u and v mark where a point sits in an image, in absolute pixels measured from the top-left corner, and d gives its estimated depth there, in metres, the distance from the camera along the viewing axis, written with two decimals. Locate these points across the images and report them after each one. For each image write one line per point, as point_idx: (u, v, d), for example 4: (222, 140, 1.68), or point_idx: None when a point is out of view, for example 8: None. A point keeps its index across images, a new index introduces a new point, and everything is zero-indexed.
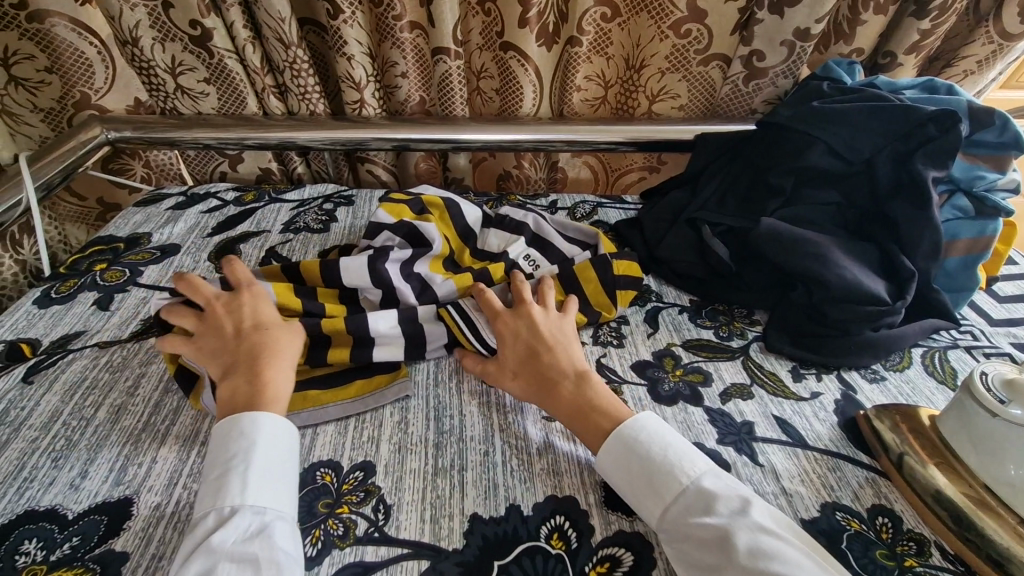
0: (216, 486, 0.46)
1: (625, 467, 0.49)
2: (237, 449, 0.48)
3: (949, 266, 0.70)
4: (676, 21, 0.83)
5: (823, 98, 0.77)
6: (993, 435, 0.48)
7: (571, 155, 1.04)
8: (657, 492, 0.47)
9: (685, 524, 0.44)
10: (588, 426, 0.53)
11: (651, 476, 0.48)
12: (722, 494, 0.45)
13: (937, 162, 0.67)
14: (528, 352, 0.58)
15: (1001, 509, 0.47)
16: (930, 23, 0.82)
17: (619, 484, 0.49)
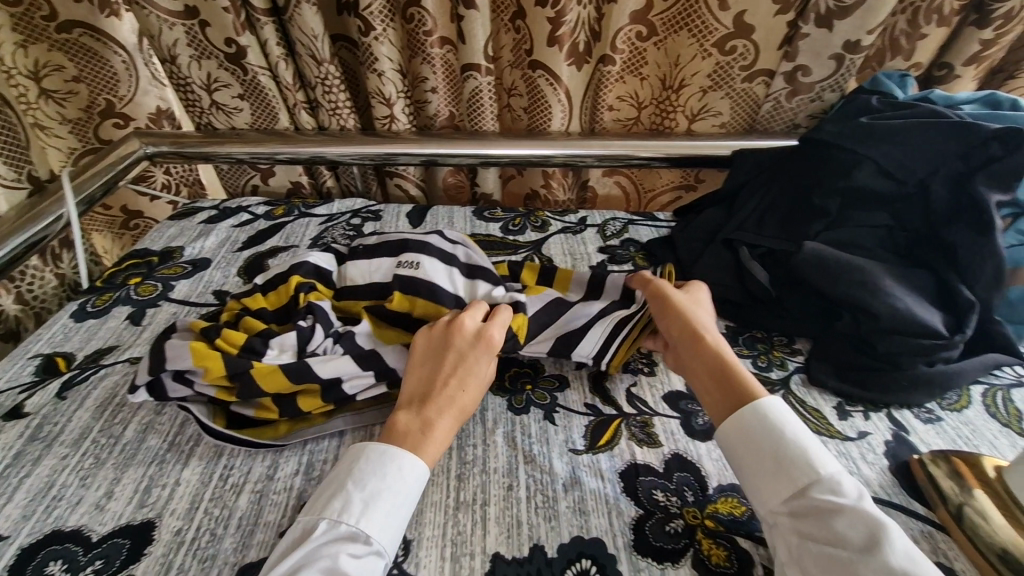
0: (350, 505, 0.45)
1: (756, 445, 0.47)
2: (392, 476, 0.47)
3: (1012, 296, 0.65)
4: (719, 36, 0.80)
5: (873, 114, 0.73)
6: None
7: (602, 174, 1.02)
8: (794, 469, 0.45)
9: (818, 507, 0.42)
10: (722, 390, 0.52)
11: (790, 456, 0.45)
12: (862, 491, 0.42)
13: (1001, 185, 0.62)
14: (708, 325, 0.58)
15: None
16: (992, 33, 0.77)
17: (745, 454, 0.48)
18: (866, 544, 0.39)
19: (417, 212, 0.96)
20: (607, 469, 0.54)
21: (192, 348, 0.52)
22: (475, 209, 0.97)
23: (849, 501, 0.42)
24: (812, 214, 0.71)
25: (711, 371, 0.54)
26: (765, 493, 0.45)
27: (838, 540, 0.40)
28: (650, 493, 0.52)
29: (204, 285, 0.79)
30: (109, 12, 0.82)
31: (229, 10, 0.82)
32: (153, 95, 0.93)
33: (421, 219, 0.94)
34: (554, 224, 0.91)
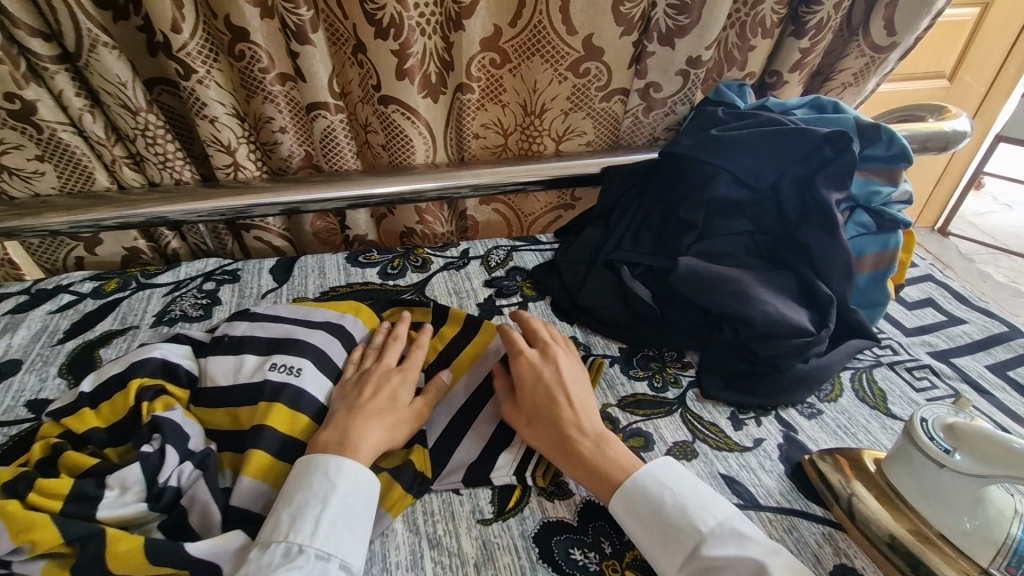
0: (289, 519, 0.46)
1: (644, 516, 0.47)
2: (325, 487, 0.47)
3: (861, 283, 0.71)
4: (572, 59, 0.80)
5: (721, 125, 0.76)
6: (955, 488, 0.45)
7: (477, 203, 0.99)
8: (681, 534, 0.45)
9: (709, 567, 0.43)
10: (596, 475, 0.51)
11: (675, 519, 0.46)
12: (751, 542, 0.44)
13: (837, 185, 0.67)
14: (547, 409, 0.55)
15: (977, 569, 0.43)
16: (808, 41, 0.83)
17: (639, 531, 0.47)
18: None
19: (281, 265, 0.86)
20: (519, 534, 0.50)
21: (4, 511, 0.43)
22: (349, 255, 0.89)
23: (736, 549, 0.43)
24: (682, 227, 0.72)
25: (574, 465, 0.52)
26: (663, 565, 0.45)
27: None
28: (568, 553, 0.49)
29: (13, 396, 0.64)
30: None
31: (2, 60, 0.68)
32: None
33: (287, 273, 0.84)
34: (435, 261, 0.87)
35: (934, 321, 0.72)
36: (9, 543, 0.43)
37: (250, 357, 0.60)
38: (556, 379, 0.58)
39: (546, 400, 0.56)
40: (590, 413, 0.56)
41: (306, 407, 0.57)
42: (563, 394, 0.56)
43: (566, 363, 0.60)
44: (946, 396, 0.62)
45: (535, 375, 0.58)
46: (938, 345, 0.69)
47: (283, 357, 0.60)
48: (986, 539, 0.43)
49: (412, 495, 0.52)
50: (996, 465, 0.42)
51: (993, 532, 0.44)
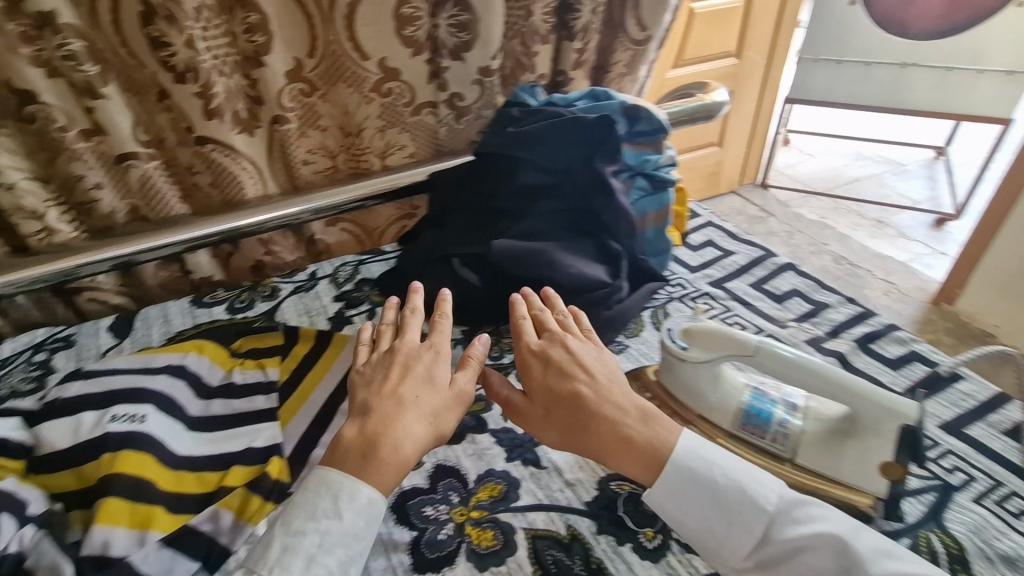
0: (282, 546, 0.47)
1: (692, 508, 0.51)
2: (326, 520, 0.48)
3: (648, 236, 0.84)
4: (372, 82, 0.86)
5: (516, 123, 0.88)
6: (698, 377, 0.60)
7: (325, 224, 1.03)
8: (749, 520, 0.49)
9: (788, 542, 0.48)
10: (622, 451, 0.53)
11: (713, 484, 0.51)
12: (769, 478, 0.51)
13: (609, 158, 0.80)
14: (576, 394, 0.56)
15: (725, 432, 0.59)
16: (580, 43, 0.97)
17: (678, 515, 0.51)
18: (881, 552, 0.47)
19: (121, 321, 0.84)
20: None
21: None
22: (193, 298, 0.89)
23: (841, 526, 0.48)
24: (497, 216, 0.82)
25: (608, 442, 0.54)
26: (672, 515, 0.52)
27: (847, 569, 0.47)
28: (420, 511, 0.55)
29: None
30: None
31: None
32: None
33: (128, 327, 0.83)
34: (284, 288, 0.90)
35: (713, 257, 0.89)
36: None
37: (88, 413, 0.60)
38: (567, 356, 0.59)
39: (565, 383, 0.58)
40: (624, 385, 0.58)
41: (155, 447, 0.58)
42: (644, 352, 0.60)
43: (578, 340, 0.61)
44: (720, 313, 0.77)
45: (546, 360, 0.60)
46: (715, 275, 0.85)
47: (122, 408, 0.60)
48: (725, 408, 0.59)
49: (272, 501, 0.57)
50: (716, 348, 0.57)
51: (728, 402, 0.59)
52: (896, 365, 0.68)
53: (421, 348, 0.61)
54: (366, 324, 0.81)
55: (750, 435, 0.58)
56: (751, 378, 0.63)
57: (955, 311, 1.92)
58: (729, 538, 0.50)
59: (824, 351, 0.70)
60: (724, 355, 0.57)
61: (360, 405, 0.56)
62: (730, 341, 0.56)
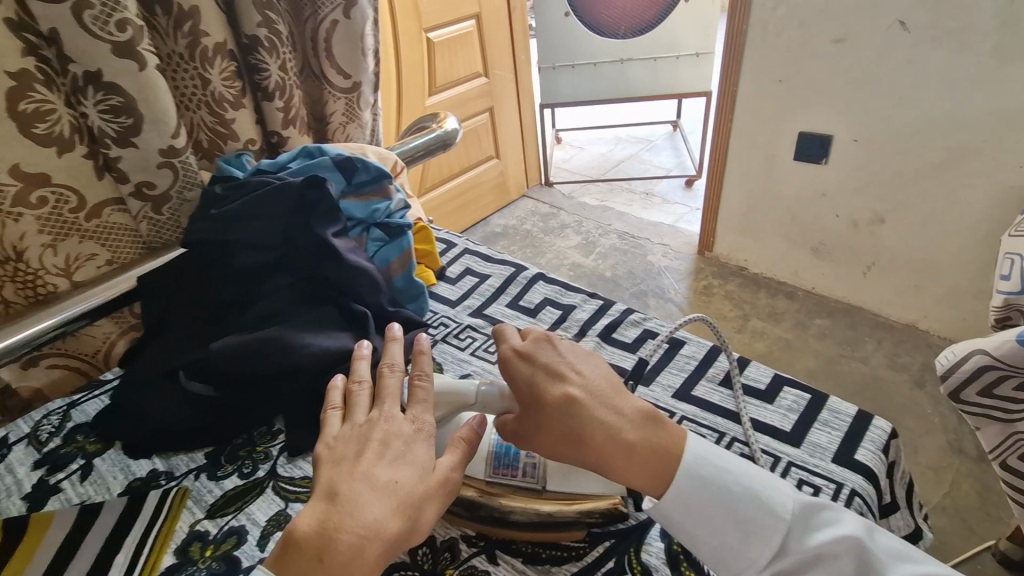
0: None
1: (713, 520, 0.50)
2: None
3: (398, 285, 0.82)
4: (13, 195, 0.71)
5: (220, 202, 0.79)
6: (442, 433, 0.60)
7: (18, 367, 0.82)
8: (765, 528, 0.49)
9: (772, 540, 0.49)
10: (626, 465, 0.51)
11: (711, 495, 0.50)
12: (744, 494, 0.50)
13: (330, 220, 0.76)
14: (570, 406, 0.53)
15: (483, 482, 0.58)
16: (281, 100, 0.90)
17: (693, 534, 0.51)
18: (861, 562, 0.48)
19: None
20: None
21: None
22: None
23: (826, 530, 0.49)
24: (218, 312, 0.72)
25: (607, 461, 0.52)
26: (734, 557, 0.50)
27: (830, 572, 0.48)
28: None
29: None
30: None
31: None
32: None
33: None
34: None
35: (471, 285, 0.89)
36: None
37: None
38: (555, 360, 0.57)
39: (547, 405, 0.54)
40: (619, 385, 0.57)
41: None
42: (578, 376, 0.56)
43: (563, 342, 0.60)
44: (482, 344, 0.78)
45: (533, 364, 0.57)
46: (474, 304, 0.85)
47: None
48: (476, 457, 0.59)
49: None
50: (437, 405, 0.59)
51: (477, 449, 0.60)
52: (633, 348, 0.73)
53: (403, 421, 0.54)
54: (78, 487, 0.66)
55: (503, 478, 0.59)
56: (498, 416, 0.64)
57: (715, 254, 2.21)
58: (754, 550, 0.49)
59: None
60: (445, 411, 0.59)
61: (325, 489, 0.49)
62: (451, 395, 0.60)
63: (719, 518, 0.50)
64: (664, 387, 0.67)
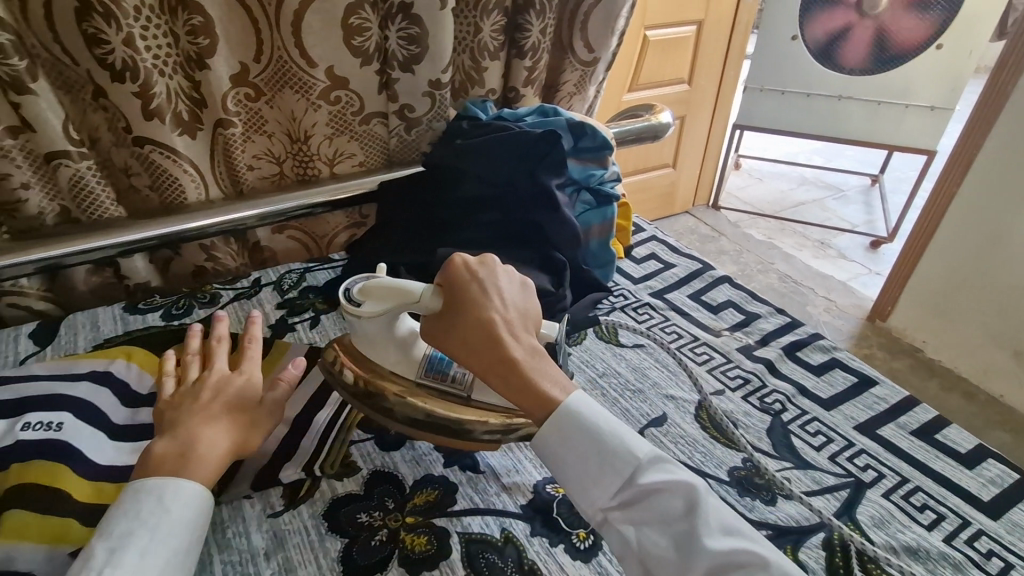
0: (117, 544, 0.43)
1: (573, 449, 0.48)
2: (173, 501, 0.46)
3: (593, 249, 0.86)
4: (320, 89, 0.86)
5: (464, 135, 0.89)
6: (378, 330, 0.61)
7: (270, 231, 1.00)
8: (615, 462, 0.47)
9: (643, 490, 0.46)
10: (523, 390, 0.51)
11: (601, 432, 0.48)
12: (620, 448, 0.48)
13: (555, 171, 0.82)
14: (489, 318, 0.54)
15: (405, 380, 0.61)
16: (530, 61, 0.99)
17: (559, 459, 0.48)
18: (690, 510, 0.45)
19: (45, 326, 0.80)
20: (308, 516, 0.55)
21: None
22: (126, 304, 0.85)
23: (664, 479, 0.46)
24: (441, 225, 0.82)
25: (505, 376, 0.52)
26: (597, 498, 0.47)
27: (663, 517, 0.45)
28: (353, 517, 0.54)
29: None
30: None
31: None
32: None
33: (51, 334, 0.79)
34: (224, 295, 0.87)
35: (654, 269, 0.91)
36: None
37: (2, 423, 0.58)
38: (491, 282, 0.57)
39: (474, 310, 0.55)
40: (528, 325, 0.57)
41: (72, 454, 0.56)
42: (504, 302, 0.56)
43: (506, 271, 0.59)
44: (659, 323, 0.80)
45: (469, 279, 0.56)
46: (657, 287, 0.87)
47: (39, 415, 0.58)
48: (410, 359, 0.61)
49: None
50: (388, 299, 0.59)
51: (413, 352, 0.61)
52: (816, 371, 0.72)
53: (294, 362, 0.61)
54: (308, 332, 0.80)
55: (433, 381, 0.60)
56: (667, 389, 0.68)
57: (889, 327, 1.99)
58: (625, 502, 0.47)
59: (754, 358, 0.73)
60: (393, 308, 0.59)
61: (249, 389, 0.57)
62: (398, 291, 0.58)
63: (594, 453, 0.48)
64: (845, 417, 0.66)
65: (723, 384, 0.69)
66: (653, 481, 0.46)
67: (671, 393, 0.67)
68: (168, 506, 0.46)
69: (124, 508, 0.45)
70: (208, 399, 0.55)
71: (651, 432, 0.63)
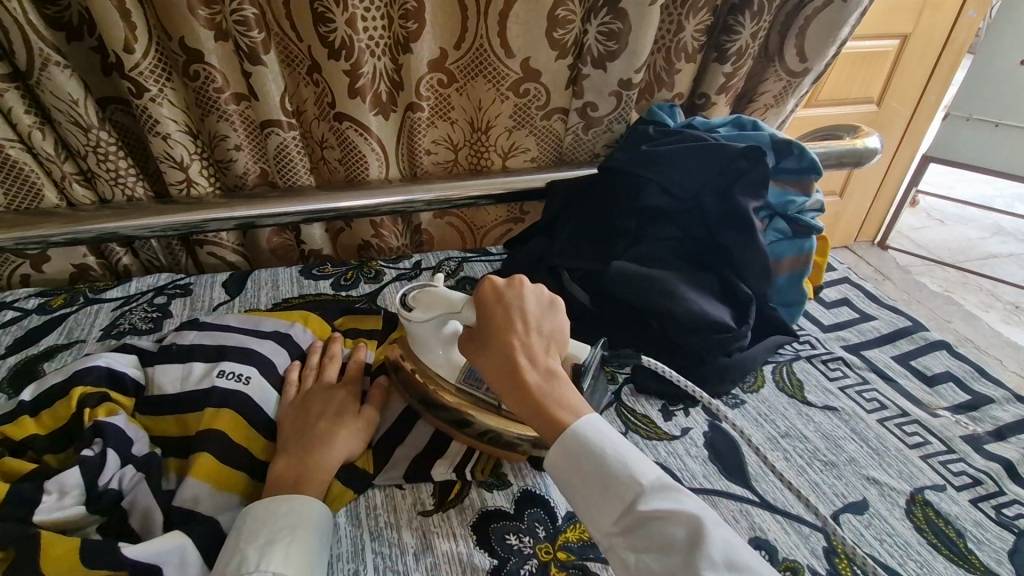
0: (249, 555, 0.44)
1: (576, 467, 0.43)
2: (297, 516, 0.47)
3: (781, 283, 0.77)
4: (510, 80, 0.85)
5: (651, 142, 0.83)
6: (424, 333, 0.58)
7: (433, 217, 1.00)
8: (618, 487, 0.42)
9: (643, 520, 0.40)
10: (547, 419, 0.46)
11: (600, 460, 0.43)
12: (624, 471, 0.42)
13: (753, 193, 0.73)
14: (506, 337, 0.49)
15: (451, 386, 0.58)
16: (731, 67, 0.90)
17: (564, 484, 0.44)
18: (694, 542, 0.38)
19: (235, 279, 0.87)
20: (458, 524, 0.53)
21: None
22: (302, 268, 0.90)
23: (670, 505, 0.40)
24: (616, 235, 0.76)
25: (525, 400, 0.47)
26: (600, 525, 0.42)
27: (665, 549, 0.39)
28: (503, 539, 0.51)
29: None
30: None
31: None
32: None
33: (240, 286, 0.86)
34: (388, 273, 0.90)
35: (848, 318, 0.79)
36: None
37: (198, 364, 0.61)
38: (517, 301, 0.52)
39: (498, 327, 0.50)
40: (554, 349, 0.51)
41: (253, 409, 0.58)
42: (525, 322, 0.51)
43: (536, 290, 0.53)
44: (855, 385, 0.68)
45: (496, 299, 0.52)
46: (851, 340, 0.75)
47: (231, 364, 0.60)
48: (451, 365, 0.58)
49: (353, 490, 0.54)
50: (435, 307, 0.57)
51: (455, 358, 0.59)
52: None
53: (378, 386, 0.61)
54: None
55: (470, 388, 0.57)
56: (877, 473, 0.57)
57: None
58: (631, 534, 0.41)
59: (986, 455, 0.60)
60: (441, 316, 0.56)
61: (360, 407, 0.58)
62: (443, 300, 0.56)
63: (590, 479, 0.43)
64: None
65: (943, 478, 0.57)
66: (655, 510, 0.40)
67: (874, 475, 0.57)
68: (294, 517, 0.47)
69: (250, 524, 0.46)
70: (326, 416, 0.56)
71: (848, 519, 0.52)
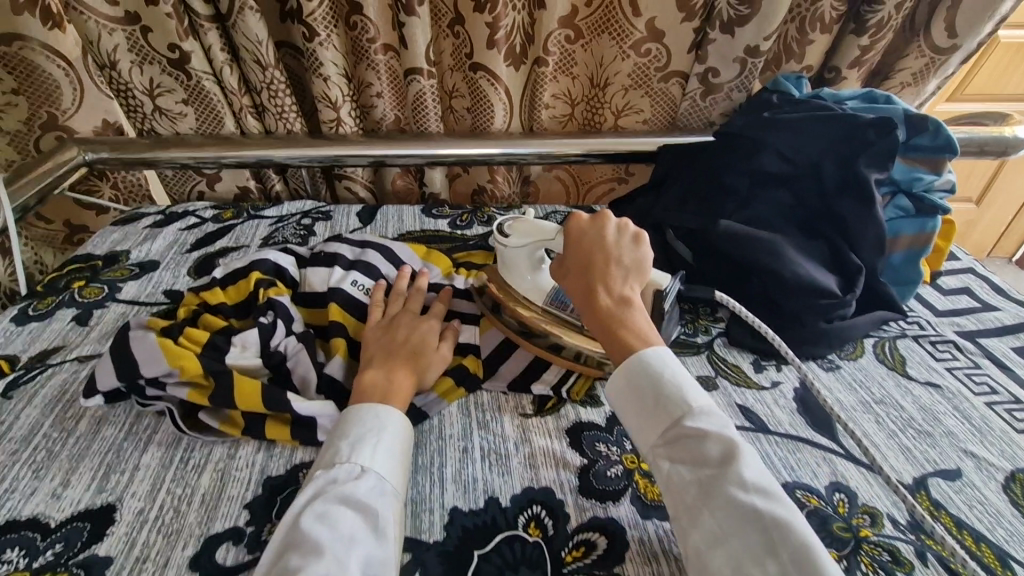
0: (346, 449, 0.48)
1: (632, 384, 0.48)
2: (389, 421, 0.51)
3: (895, 262, 0.76)
4: (635, 40, 0.88)
5: (773, 109, 0.83)
6: (518, 257, 0.65)
7: (543, 169, 1.07)
8: (669, 404, 0.46)
9: (686, 435, 0.44)
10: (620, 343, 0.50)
11: (661, 386, 0.46)
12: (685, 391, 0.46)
13: (878, 165, 0.72)
14: (587, 265, 0.54)
15: (538, 307, 0.64)
16: (868, 39, 0.87)
17: (617, 395, 0.49)
18: (728, 460, 0.42)
19: (367, 211, 0.98)
20: (553, 427, 0.59)
21: (163, 346, 0.55)
22: (424, 207, 1.00)
23: (713, 427, 0.43)
24: (723, 193, 0.77)
25: (601, 324, 0.52)
26: (647, 433, 0.46)
27: (698, 462, 0.43)
28: (592, 445, 0.57)
29: (153, 285, 0.78)
30: (55, 24, 0.81)
31: (172, 16, 0.82)
32: (98, 109, 0.91)
33: (371, 217, 0.96)
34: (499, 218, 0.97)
35: (967, 306, 0.76)
36: (167, 373, 0.55)
37: (338, 269, 0.71)
38: (598, 239, 0.55)
39: (587, 262, 0.54)
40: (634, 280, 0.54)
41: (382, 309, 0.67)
42: (602, 249, 0.54)
43: (619, 222, 0.57)
44: (965, 367, 0.66)
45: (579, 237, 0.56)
46: (967, 326, 0.73)
47: (363, 278, 0.71)
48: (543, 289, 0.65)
49: (465, 388, 0.62)
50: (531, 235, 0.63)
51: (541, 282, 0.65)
52: None
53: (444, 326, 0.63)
54: None
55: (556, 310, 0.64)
56: (974, 449, 0.56)
57: None
58: (674, 449, 0.44)
59: None
60: (535, 242, 0.63)
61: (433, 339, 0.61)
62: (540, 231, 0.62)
63: (647, 394, 0.47)
64: None
65: None
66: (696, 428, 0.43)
67: (972, 450, 0.56)
68: (400, 429, 0.51)
69: (349, 420, 0.50)
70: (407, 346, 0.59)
71: (936, 482, 0.53)
